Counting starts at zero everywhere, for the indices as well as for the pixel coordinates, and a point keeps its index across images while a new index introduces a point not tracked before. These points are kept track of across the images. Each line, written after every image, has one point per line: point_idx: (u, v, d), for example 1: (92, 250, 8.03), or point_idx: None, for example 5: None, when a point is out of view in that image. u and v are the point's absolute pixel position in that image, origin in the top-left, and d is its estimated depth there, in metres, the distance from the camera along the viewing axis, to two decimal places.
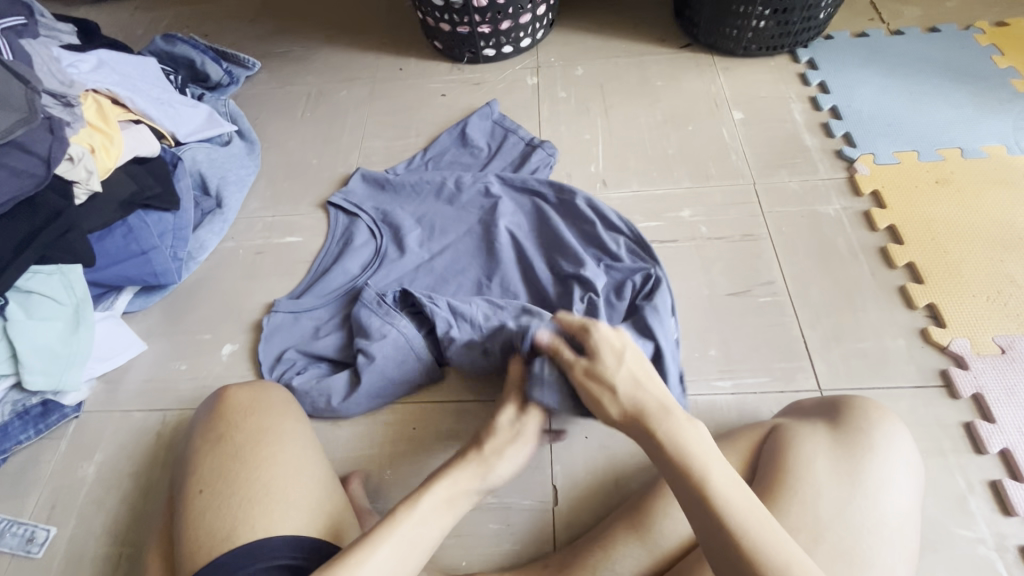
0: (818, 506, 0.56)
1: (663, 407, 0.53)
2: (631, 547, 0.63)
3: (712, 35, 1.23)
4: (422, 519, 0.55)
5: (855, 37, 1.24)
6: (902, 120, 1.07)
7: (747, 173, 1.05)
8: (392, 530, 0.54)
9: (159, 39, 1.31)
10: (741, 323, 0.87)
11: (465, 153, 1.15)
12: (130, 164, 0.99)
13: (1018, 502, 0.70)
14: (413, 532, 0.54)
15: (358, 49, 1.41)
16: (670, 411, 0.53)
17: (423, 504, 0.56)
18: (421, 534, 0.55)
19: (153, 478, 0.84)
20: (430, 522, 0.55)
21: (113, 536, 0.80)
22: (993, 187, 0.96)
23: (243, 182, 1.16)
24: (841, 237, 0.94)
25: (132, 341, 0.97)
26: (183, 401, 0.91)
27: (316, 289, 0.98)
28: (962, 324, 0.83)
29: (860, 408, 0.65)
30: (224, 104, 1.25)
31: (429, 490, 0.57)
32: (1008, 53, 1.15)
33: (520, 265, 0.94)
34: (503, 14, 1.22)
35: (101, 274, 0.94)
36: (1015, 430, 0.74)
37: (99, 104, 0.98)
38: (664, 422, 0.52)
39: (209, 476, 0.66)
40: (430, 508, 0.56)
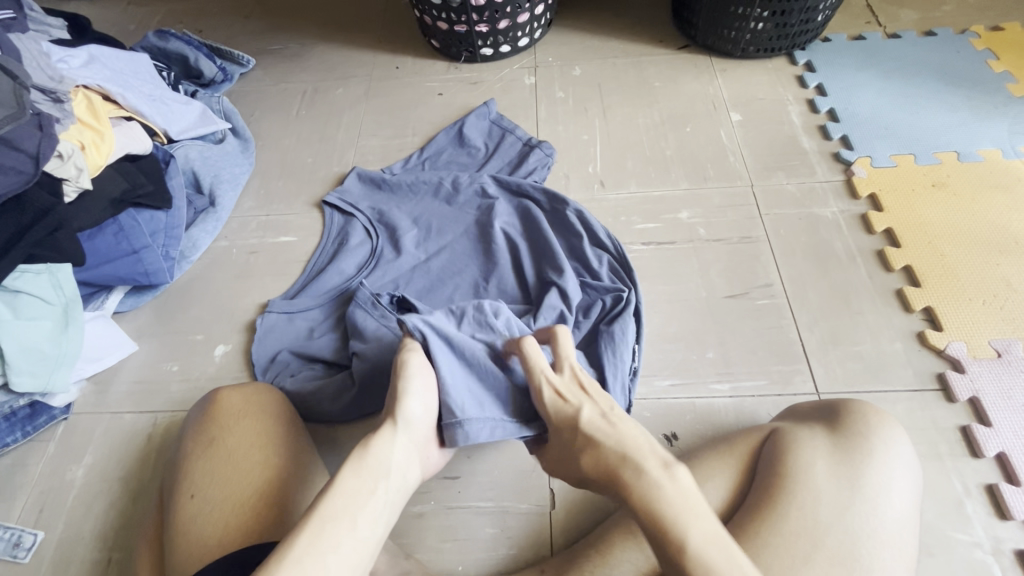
0: (818, 511, 0.56)
1: (635, 463, 0.49)
2: (628, 551, 0.62)
3: (710, 36, 1.23)
4: (344, 494, 0.48)
5: (852, 39, 1.24)
6: (899, 124, 1.07)
7: (744, 175, 1.05)
8: (315, 514, 0.47)
9: (152, 35, 1.29)
10: (738, 325, 0.87)
11: (462, 153, 1.14)
12: (121, 162, 0.98)
13: (1014, 506, 0.70)
14: (336, 508, 0.47)
15: (354, 47, 1.40)
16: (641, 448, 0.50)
17: (346, 477, 0.50)
18: (352, 507, 0.48)
19: (143, 482, 0.83)
20: (355, 499, 0.49)
21: (102, 541, 0.79)
22: (989, 191, 0.96)
23: (237, 181, 1.14)
24: (838, 240, 0.94)
25: (123, 342, 0.95)
26: (174, 403, 0.90)
27: (311, 288, 0.97)
28: (958, 328, 0.83)
29: (859, 412, 0.64)
30: (218, 101, 1.23)
31: (350, 465, 0.51)
32: (1004, 57, 1.15)
33: (510, 273, 0.93)
34: (501, 13, 1.21)
35: (91, 274, 0.92)
36: (1012, 434, 0.74)
37: (90, 100, 0.96)
38: (636, 480, 0.48)
39: (200, 481, 0.65)
40: (347, 483, 0.49)
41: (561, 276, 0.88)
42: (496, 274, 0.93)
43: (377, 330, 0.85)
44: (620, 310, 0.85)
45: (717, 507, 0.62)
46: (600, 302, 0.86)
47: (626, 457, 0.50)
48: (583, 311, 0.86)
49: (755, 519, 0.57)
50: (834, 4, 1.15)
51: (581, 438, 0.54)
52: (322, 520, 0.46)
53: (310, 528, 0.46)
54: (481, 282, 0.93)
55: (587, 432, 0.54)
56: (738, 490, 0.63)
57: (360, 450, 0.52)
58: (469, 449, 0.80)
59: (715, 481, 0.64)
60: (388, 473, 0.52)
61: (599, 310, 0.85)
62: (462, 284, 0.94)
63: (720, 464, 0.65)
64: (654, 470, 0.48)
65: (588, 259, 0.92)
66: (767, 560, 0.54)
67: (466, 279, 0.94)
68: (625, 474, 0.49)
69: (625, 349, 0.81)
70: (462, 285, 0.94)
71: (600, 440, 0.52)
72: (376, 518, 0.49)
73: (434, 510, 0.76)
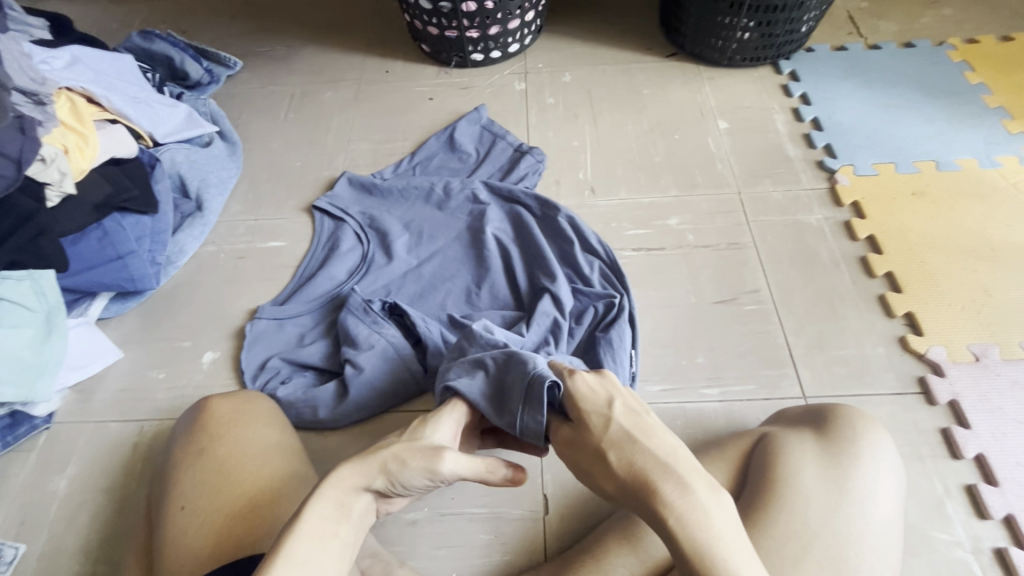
0: (808, 515, 0.57)
1: (677, 480, 0.46)
2: (623, 556, 0.63)
3: (698, 45, 1.25)
4: (310, 535, 0.48)
5: (835, 50, 1.27)
6: (880, 133, 1.10)
7: (731, 182, 1.07)
8: (279, 558, 0.46)
9: (136, 35, 1.27)
10: (727, 330, 0.88)
11: (453, 158, 1.14)
12: (106, 166, 0.96)
13: (992, 505, 0.72)
14: (303, 552, 0.47)
15: (343, 50, 1.39)
16: (673, 467, 0.47)
17: (312, 513, 0.49)
18: (317, 552, 0.48)
19: (129, 493, 0.81)
20: (320, 541, 0.48)
21: (87, 553, 0.77)
22: (967, 199, 1.00)
23: (225, 185, 1.13)
24: (823, 247, 0.97)
25: (107, 349, 0.94)
26: (161, 411, 0.88)
27: (301, 294, 0.96)
28: (938, 332, 0.86)
29: (846, 417, 0.66)
30: (204, 103, 1.22)
31: (314, 502, 0.50)
32: (980, 69, 1.19)
33: (502, 279, 0.93)
34: (492, 19, 1.21)
35: (75, 279, 0.91)
36: (989, 436, 0.77)
37: (74, 102, 0.94)
38: (676, 498, 0.45)
39: (189, 492, 0.64)
40: (313, 523, 0.49)
41: (554, 282, 0.89)
42: (488, 280, 0.94)
43: (370, 337, 0.84)
44: (616, 314, 0.86)
45: None
46: (593, 308, 0.87)
47: (666, 467, 0.47)
48: (574, 318, 0.87)
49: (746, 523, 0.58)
50: (817, 15, 1.18)
51: (604, 440, 0.51)
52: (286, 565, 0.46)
53: (274, 574, 0.45)
54: (473, 287, 0.94)
55: (620, 430, 0.51)
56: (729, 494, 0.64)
57: (326, 485, 0.51)
58: None
59: None
60: (354, 513, 0.52)
61: (591, 316, 0.86)
62: (455, 289, 0.94)
63: (712, 467, 0.66)
64: (698, 490, 0.45)
65: (578, 266, 0.93)
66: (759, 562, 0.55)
67: (459, 285, 0.94)
68: (661, 485, 0.46)
69: (619, 355, 0.82)
70: (455, 290, 0.94)
71: (629, 449, 0.49)
72: (337, 561, 0.49)
73: (428, 517, 0.76)
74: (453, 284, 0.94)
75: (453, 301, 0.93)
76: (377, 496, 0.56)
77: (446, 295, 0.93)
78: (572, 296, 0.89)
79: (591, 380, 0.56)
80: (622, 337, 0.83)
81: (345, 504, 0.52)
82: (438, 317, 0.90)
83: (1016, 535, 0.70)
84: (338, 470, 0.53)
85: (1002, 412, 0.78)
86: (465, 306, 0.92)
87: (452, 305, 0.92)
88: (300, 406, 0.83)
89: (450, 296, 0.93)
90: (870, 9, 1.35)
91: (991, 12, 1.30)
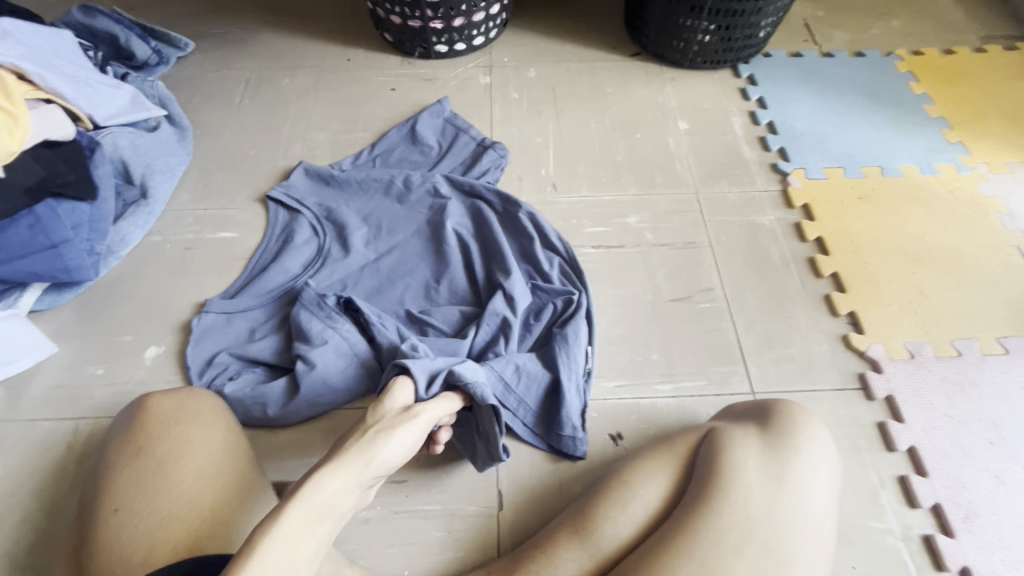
0: (749, 507, 0.59)
1: None
2: (572, 551, 0.64)
3: (661, 46, 1.26)
4: (288, 535, 0.46)
5: (790, 56, 1.31)
6: (831, 138, 1.14)
7: (689, 182, 1.09)
8: (255, 555, 0.44)
9: (76, 10, 1.20)
10: (681, 328, 0.90)
11: (415, 151, 1.12)
12: (39, 148, 0.90)
13: (921, 494, 0.76)
14: (280, 552, 0.45)
15: (303, 36, 1.34)
16: None
17: (292, 515, 0.48)
18: (292, 554, 0.46)
19: (61, 495, 0.77)
20: (298, 542, 0.47)
21: (13, 558, 0.73)
22: (907, 204, 1.04)
23: (173, 172, 1.08)
24: (774, 247, 1.00)
25: (40, 343, 0.88)
26: (99, 408, 0.84)
27: (252, 288, 0.93)
28: (878, 331, 0.90)
29: (787, 412, 0.68)
30: (152, 85, 1.16)
31: (299, 501, 0.48)
32: (923, 80, 1.25)
33: (461, 275, 0.92)
34: (456, 10, 1.19)
35: (2, 270, 0.85)
36: (922, 429, 0.81)
37: (2, 79, 0.87)
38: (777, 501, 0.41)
39: (129, 493, 0.61)
40: (293, 525, 0.47)
41: (512, 279, 0.88)
42: (447, 276, 0.93)
43: (324, 332, 0.82)
44: (573, 312, 0.86)
45: (657, 504, 0.65)
46: (551, 304, 0.87)
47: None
48: (532, 315, 0.87)
49: (692, 515, 0.60)
50: (775, 21, 1.21)
51: None
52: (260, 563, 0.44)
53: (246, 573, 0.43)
54: (434, 282, 0.93)
55: None
56: (677, 486, 0.65)
57: (311, 486, 0.50)
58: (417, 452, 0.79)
59: (654, 480, 0.66)
60: (335, 513, 0.51)
61: (548, 314, 0.86)
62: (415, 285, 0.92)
63: (661, 462, 0.68)
64: None
65: (538, 264, 0.93)
66: (700, 553, 0.57)
67: (418, 279, 0.93)
68: None
69: (575, 353, 0.82)
70: (415, 285, 0.92)
71: None
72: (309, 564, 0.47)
73: (380, 516, 0.75)
74: (412, 279, 0.93)
75: (413, 295, 0.92)
76: (355, 498, 0.54)
77: (405, 290, 0.92)
78: (530, 294, 0.89)
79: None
80: (578, 335, 0.84)
81: (326, 507, 0.50)
82: (396, 313, 0.89)
83: (943, 523, 0.75)
84: (324, 469, 0.52)
85: (934, 407, 0.83)
86: (425, 300, 0.91)
87: (410, 301, 0.91)
88: (249, 403, 0.80)
89: (409, 291, 0.92)
90: (824, 18, 1.39)
91: (934, 26, 1.37)
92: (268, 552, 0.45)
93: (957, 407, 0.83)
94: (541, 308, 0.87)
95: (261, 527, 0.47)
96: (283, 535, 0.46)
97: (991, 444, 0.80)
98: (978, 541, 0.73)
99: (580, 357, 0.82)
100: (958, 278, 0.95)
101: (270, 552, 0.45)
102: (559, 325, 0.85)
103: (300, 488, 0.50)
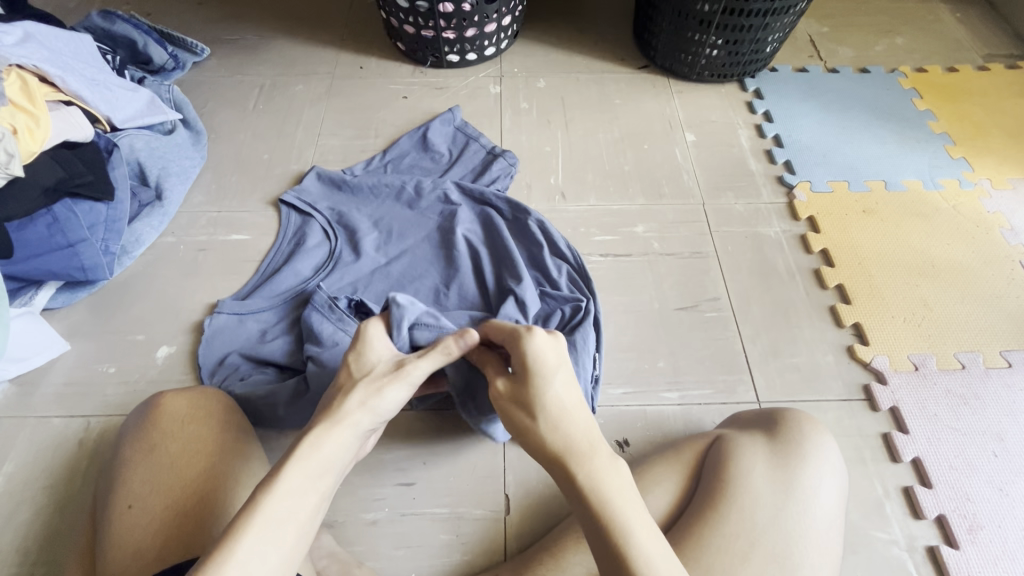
0: (757, 513, 0.60)
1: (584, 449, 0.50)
2: (580, 555, 0.64)
3: (668, 59, 1.28)
4: (290, 492, 0.48)
5: (796, 71, 1.33)
6: (837, 153, 1.16)
7: (696, 192, 1.10)
8: (259, 511, 0.46)
9: (95, 16, 1.21)
10: (687, 337, 0.91)
11: (425, 157, 1.14)
12: (58, 149, 0.91)
13: (926, 506, 0.77)
14: (282, 508, 0.47)
15: (317, 44, 1.37)
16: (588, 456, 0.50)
17: (292, 472, 0.49)
18: (295, 509, 0.47)
19: (72, 491, 0.78)
20: (301, 497, 0.48)
21: (25, 553, 0.73)
22: (910, 218, 1.06)
23: (187, 174, 1.09)
24: (780, 258, 1.01)
25: (54, 340, 0.89)
26: (111, 406, 0.85)
27: (264, 289, 0.94)
28: (883, 343, 0.91)
29: (794, 420, 0.69)
30: (168, 90, 1.18)
31: (299, 458, 0.50)
32: (926, 97, 1.27)
33: (471, 281, 0.94)
34: (468, 21, 1.22)
35: (20, 266, 0.87)
36: (926, 441, 0.82)
37: (25, 81, 0.89)
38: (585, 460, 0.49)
39: (139, 489, 0.62)
40: (295, 482, 0.48)
41: (520, 285, 0.89)
42: (456, 281, 0.94)
43: (335, 335, 0.83)
44: (581, 318, 0.87)
45: (665, 509, 0.65)
46: (560, 310, 0.88)
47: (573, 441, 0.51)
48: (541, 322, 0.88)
49: (699, 520, 0.60)
50: (781, 37, 1.23)
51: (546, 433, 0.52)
52: (264, 522, 0.46)
53: (252, 530, 0.45)
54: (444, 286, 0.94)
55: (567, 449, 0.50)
56: (684, 492, 0.66)
57: (309, 445, 0.51)
58: (426, 456, 0.80)
59: (662, 485, 0.67)
60: (336, 468, 0.52)
61: (557, 321, 0.87)
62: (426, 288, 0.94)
63: (668, 468, 0.69)
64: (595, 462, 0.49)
65: (546, 271, 0.94)
66: (709, 559, 0.57)
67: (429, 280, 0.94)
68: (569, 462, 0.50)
69: (585, 360, 0.83)
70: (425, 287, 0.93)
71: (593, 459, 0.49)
72: (312, 518, 0.49)
73: (388, 517, 0.75)
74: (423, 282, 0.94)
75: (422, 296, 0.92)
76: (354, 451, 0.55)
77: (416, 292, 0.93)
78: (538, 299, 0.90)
79: (546, 345, 0.56)
80: (587, 342, 0.84)
81: (327, 465, 0.51)
82: None
83: (947, 534, 0.75)
84: (318, 429, 0.52)
85: (937, 419, 0.83)
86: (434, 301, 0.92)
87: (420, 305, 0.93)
88: (260, 403, 0.81)
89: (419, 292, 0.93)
90: (830, 34, 1.42)
91: (938, 45, 1.39)
92: (270, 508, 0.46)
93: (961, 419, 0.83)
94: (550, 315, 0.88)
95: (260, 486, 0.48)
96: (285, 494, 0.47)
97: (995, 456, 0.80)
98: (982, 553, 0.73)
99: (589, 364, 0.83)
100: (961, 292, 0.96)
101: (272, 508, 0.46)
102: (568, 332, 0.85)
103: (297, 447, 0.50)
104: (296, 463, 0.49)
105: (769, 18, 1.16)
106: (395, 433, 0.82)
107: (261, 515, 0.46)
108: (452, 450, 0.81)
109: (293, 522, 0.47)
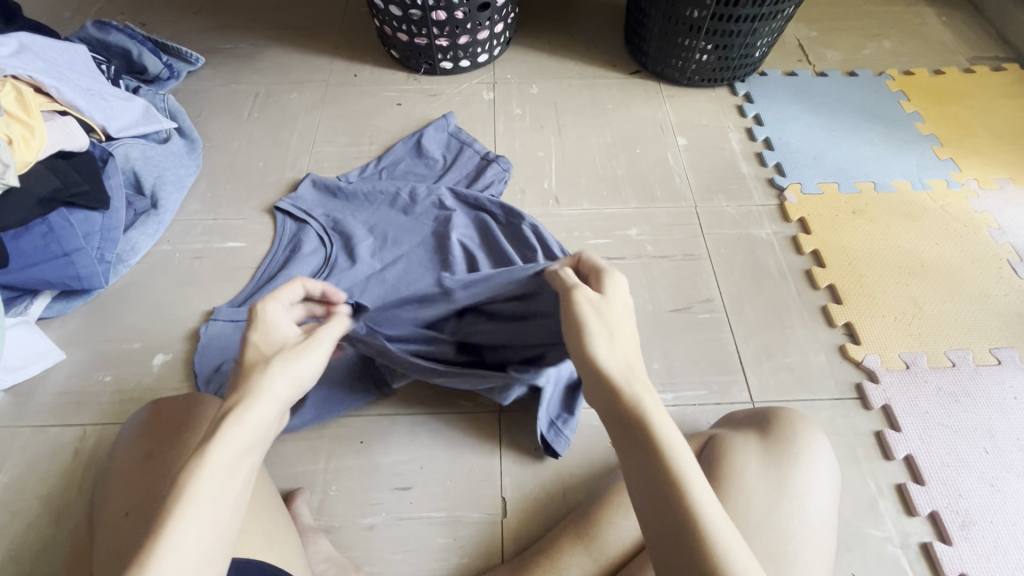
0: (750, 511, 0.60)
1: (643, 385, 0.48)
2: (577, 556, 0.65)
3: (659, 64, 1.30)
4: (216, 474, 0.44)
5: (785, 75, 1.35)
6: (826, 155, 1.17)
7: (688, 195, 1.11)
8: (184, 498, 0.42)
9: (91, 26, 1.23)
10: (681, 338, 0.92)
11: (420, 164, 1.15)
12: (53, 158, 0.92)
13: (919, 503, 0.77)
14: (209, 492, 0.43)
15: (311, 52, 1.38)
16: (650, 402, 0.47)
17: (215, 452, 0.45)
18: (222, 491, 0.44)
19: (67, 500, 0.78)
20: (226, 477, 0.44)
21: (20, 563, 0.73)
22: (900, 218, 1.07)
23: (183, 183, 1.10)
24: (772, 259, 1.02)
25: (49, 349, 0.89)
26: (106, 414, 0.85)
27: (259, 296, 0.94)
28: (874, 342, 0.92)
29: (786, 419, 0.70)
30: (163, 99, 1.18)
31: (218, 439, 0.45)
32: (914, 99, 1.29)
33: None
34: (461, 29, 1.23)
35: (14, 276, 0.87)
36: (918, 438, 0.82)
37: (19, 91, 0.89)
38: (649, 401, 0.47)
39: (135, 496, 0.62)
40: (220, 462, 0.44)
41: None
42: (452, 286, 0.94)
43: None
44: None
45: None
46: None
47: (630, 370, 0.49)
48: None
49: None
50: (769, 42, 1.25)
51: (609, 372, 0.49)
52: (193, 508, 0.42)
53: (177, 517, 0.42)
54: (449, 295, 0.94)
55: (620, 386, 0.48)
56: None
57: (231, 423, 0.46)
58: (422, 460, 0.80)
59: None
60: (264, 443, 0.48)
61: None
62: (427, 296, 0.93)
63: None
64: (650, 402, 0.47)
65: None
66: None
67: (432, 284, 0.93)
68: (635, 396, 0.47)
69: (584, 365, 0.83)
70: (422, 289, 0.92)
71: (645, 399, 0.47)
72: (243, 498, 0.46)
73: (385, 522, 0.76)
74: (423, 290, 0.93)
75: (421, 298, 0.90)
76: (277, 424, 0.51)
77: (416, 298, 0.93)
78: None
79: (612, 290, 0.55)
80: None
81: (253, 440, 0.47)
82: None
83: (940, 530, 0.76)
84: (236, 406, 0.47)
85: (929, 416, 0.84)
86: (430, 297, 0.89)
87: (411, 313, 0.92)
88: None
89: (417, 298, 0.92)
90: (818, 39, 1.44)
91: (925, 48, 1.41)
92: (196, 492, 0.43)
93: (952, 417, 0.84)
94: None
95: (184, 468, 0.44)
96: (206, 477, 0.44)
97: (986, 453, 0.81)
98: (975, 549, 0.74)
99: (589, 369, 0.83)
100: (951, 291, 0.98)
101: (199, 492, 0.43)
102: None
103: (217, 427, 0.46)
104: (219, 442, 0.45)
105: (757, 23, 1.17)
106: (391, 438, 0.82)
107: (187, 502, 0.42)
108: (448, 454, 0.81)
109: (223, 504, 0.44)
